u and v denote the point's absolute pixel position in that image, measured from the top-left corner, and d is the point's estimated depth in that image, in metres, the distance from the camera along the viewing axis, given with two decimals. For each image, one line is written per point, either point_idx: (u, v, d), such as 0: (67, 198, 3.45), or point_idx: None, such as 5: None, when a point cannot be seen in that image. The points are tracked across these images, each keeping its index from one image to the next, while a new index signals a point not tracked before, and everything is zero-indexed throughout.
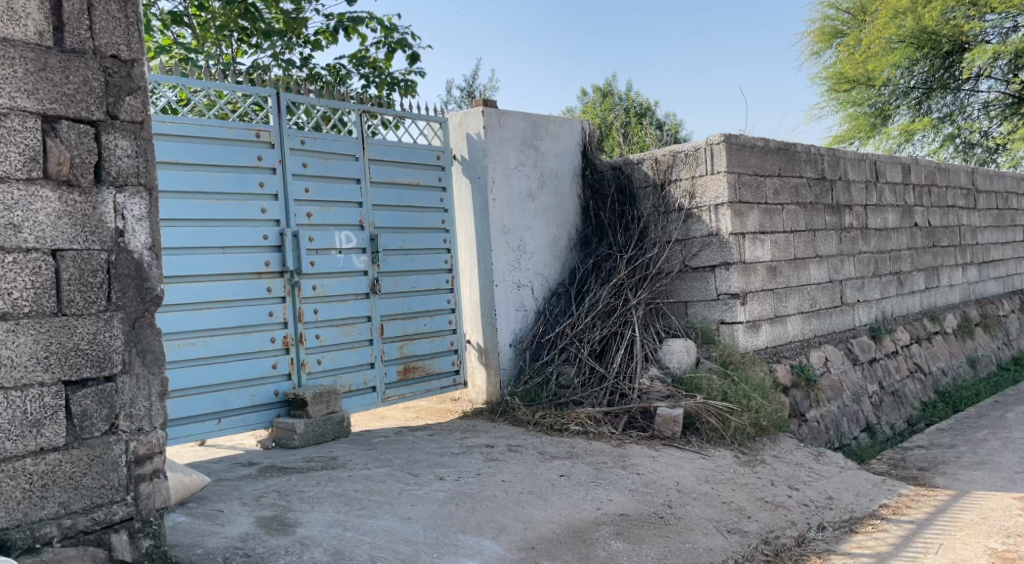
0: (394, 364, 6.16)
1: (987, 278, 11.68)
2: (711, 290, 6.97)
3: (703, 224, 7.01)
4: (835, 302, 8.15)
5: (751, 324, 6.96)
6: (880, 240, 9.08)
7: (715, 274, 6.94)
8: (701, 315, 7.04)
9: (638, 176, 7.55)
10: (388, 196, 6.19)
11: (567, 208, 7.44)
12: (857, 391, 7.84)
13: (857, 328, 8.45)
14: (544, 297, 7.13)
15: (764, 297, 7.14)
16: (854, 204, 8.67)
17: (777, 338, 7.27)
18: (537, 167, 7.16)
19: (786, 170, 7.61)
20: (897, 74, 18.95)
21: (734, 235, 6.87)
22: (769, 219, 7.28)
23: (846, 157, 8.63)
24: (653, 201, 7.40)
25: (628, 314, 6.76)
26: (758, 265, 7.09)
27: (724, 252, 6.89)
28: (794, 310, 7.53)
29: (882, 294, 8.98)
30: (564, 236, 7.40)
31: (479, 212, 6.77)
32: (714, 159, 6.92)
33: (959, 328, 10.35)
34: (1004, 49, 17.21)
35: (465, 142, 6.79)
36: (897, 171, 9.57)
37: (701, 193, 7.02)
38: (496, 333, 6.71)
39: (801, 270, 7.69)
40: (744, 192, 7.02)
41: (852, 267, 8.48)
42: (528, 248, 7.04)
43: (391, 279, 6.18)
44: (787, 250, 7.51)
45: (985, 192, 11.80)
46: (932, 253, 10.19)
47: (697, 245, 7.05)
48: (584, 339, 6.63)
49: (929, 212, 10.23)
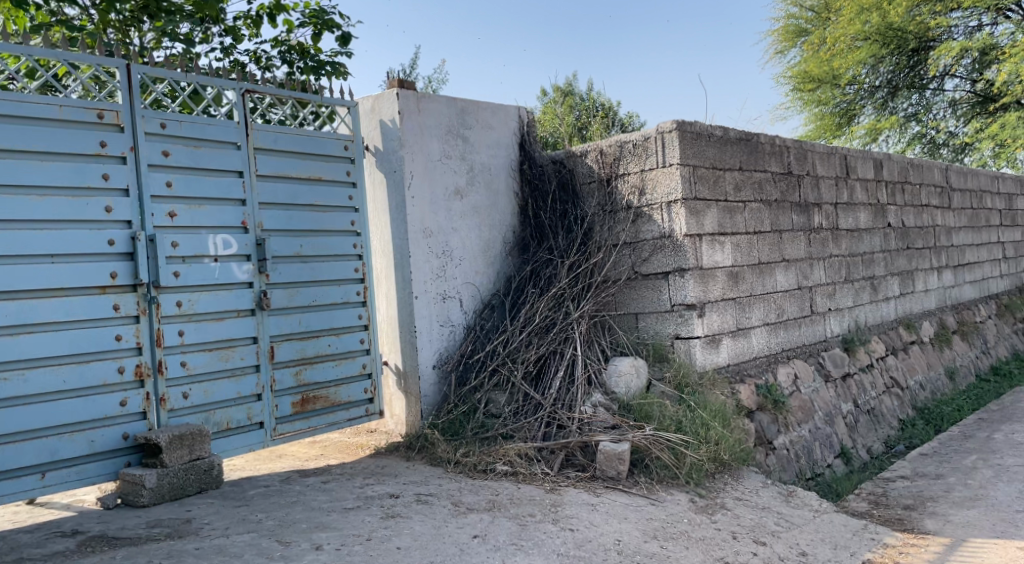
0: (288, 394, 5.19)
1: (963, 282, 10.96)
2: (666, 299, 6.06)
3: (655, 224, 6.12)
4: (805, 311, 7.30)
5: (709, 340, 6.07)
6: (852, 242, 8.26)
7: (669, 281, 6.05)
8: (654, 329, 6.13)
9: (582, 171, 6.61)
10: (280, 192, 5.21)
11: (502, 207, 6.49)
12: (830, 412, 7.00)
13: (828, 341, 7.62)
14: (475, 309, 6.18)
15: (725, 307, 6.27)
16: (824, 203, 7.85)
17: (740, 354, 6.40)
18: (465, 160, 6.22)
19: (748, 164, 6.75)
20: (864, 72, 18.27)
21: (690, 236, 5.99)
22: (730, 219, 6.42)
23: (815, 150, 7.80)
24: (599, 199, 6.47)
25: (569, 329, 5.82)
26: (717, 272, 6.22)
27: (678, 257, 6.01)
28: (759, 321, 6.66)
29: (855, 302, 8.17)
30: (499, 240, 6.46)
31: (396, 211, 5.81)
32: (665, 149, 6.03)
33: (936, 337, 9.60)
34: (970, 45, 16.59)
35: (379, 130, 5.83)
36: (869, 166, 8.78)
37: (651, 189, 6.13)
38: (417, 353, 5.74)
39: (766, 276, 6.83)
40: (702, 187, 6.14)
41: (822, 272, 7.65)
42: (455, 254, 6.08)
43: (284, 292, 5.20)
44: (751, 253, 6.64)
45: (959, 191, 11.08)
46: (906, 256, 9.41)
47: (648, 248, 6.16)
48: (519, 359, 5.68)
49: (903, 211, 9.45)
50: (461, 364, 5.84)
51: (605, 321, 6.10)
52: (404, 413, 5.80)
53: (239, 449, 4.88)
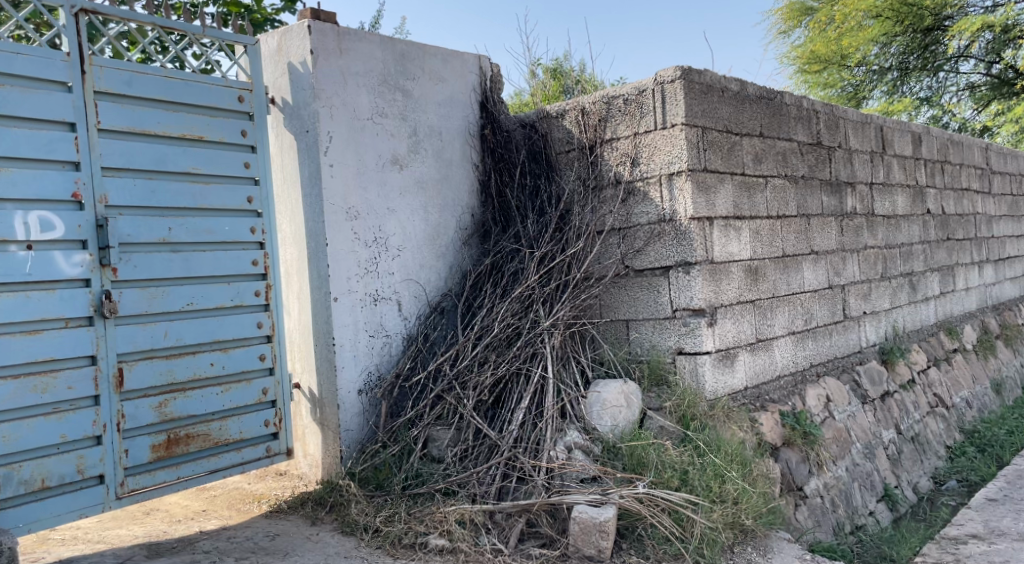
0: (145, 435, 3.73)
1: (1003, 279, 9.61)
2: (665, 303, 4.66)
3: (652, 204, 4.69)
4: (836, 316, 5.93)
5: (721, 355, 4.67)
6: (889, 231, 6.88)
7: (669, 277, 4.64)
8: (651, 341, 4.71)
9: (558, 135, 5.16)
10: (136, 154, 3.75)
11: (455, 183, 5.06)
12: (868, 442, 5.66)
13: (863, 352, 6.27)
14: (419, 315, 4.73)
15: (743, 313, 4.90)
16: (857, 181, 6.45)
17: (759, 372, 5.01)
18: (406, 121, 4.77)
19: (771, 131, 5.34)
20: (874, 51, 16.52)
21: (697, 219, 4.58)
22: (748, 199, 5.01)
23: (847, 118, 6.38)
24: (580, 172, 5.03)
25: (537, 343, 4.37)
26: (732, 267, 4.83)
27: (682, 248, 4.59)
28: (784, 328, 5.30)
29: (892, 303, 6.79)
30: (452, 225, 5.02)
31: (309, 184, 4.33)
32: (666, 104, 4.59)
33: (979, 343, 8.26)
34: (992, 22, 14.80)
35: (286, 77, 4.36)
36: (907, 140, 7.37)
37: (646, 159, 4.70)
38: (337, 373, 4.25)
39: (792, 272, 5.45)
40: (714, 157, 4.72)
41: (855, 267, 6.27)
42: (391, 243, 4.63)
43: (141, 294, 3.74)
44: (774, 243, 5.25)
45: (999, 174, 9.71)
46: (946, 248, 8.03)
47: (643, 236, 4.74)
48: (470, 383, 4.22)
49: (942, 196, 8.06)
50: (395, 389, 4.37)
51: (589, 330, 4.65)
52: (318, 451, 4.32)
53: (63, 515, 3.48)
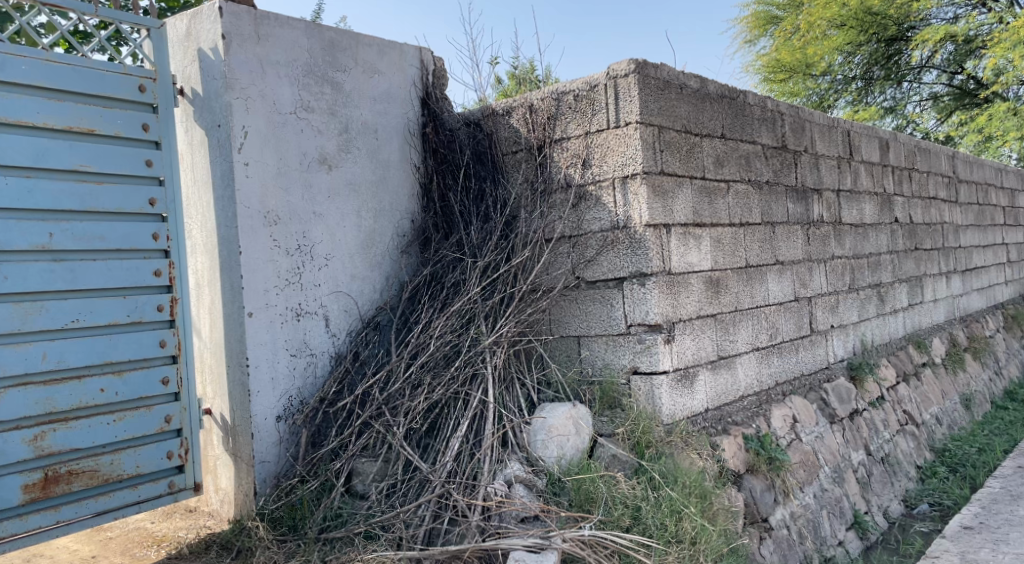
0: (16, 473, 3.27)
1: (971, 289, 9.39)
2: (619, 318, 4.27)
3: (605, 209, 4.29)
4: (803, 331, 5.61)
5: (680, 375, 4.29)
6: (857, 240, 6.57)
7: (623, 290, 4.25)
8: (604, 360, 4.30)
9: (504, 134, 4.69)
10: (8, 149, 3.28)
11: (391, 187, 4.61)
12: (837, 465, 5.34)
13: (831, 369, 5.96)
14: (350, 331, 4.26)
15: (703, 328, 4.53)
16: (824, 188, 6.12)
17: (721, 393, 4.64)
18: (336, 116, 4.31)
19: (733, 133, 4.99)
20: (838, 60, 16.22)
21: (653, 226, 4.19)
22: (708, 204, 4.65)
23: (813, 121, 6.05)
24: (527, 173, 4.57)
25: (477, 364, 3.92)
26: (692, 279, 4.46)
27: (636, 258, 4.20)
28: (747, 344, 4.96)
29: (860, 316, 6.48)
30: (388, 232, 4.57)
31: (221, 185, 3.85)
32: (619, 100, 4.19)
33: (948, 357, 8.01)
34: (955, 32, 14.65)
35: (196, 65, 3.89)
36: (874, 145, 7.07)
37: (598, 160, 4.29)
38: (251, 398, 3.77)
39: (756, 284, 5.10)
40: (671, 159, 4.35)
41: (822, 278, 5.94)
42: (317, 251, 4.16)
43: (13, 310, 3.28)
44: (736, 252, 4.90)
45: (965, 182, 9.49)
46: (914, 258, 7.76)
47: (595, 244, 4.33)
48: (401, 409, 3.76)
49: (910, 204, 7.79)
50: (318, 416, 3.89)
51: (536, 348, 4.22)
52: (231, 486, 3.83)
53: None
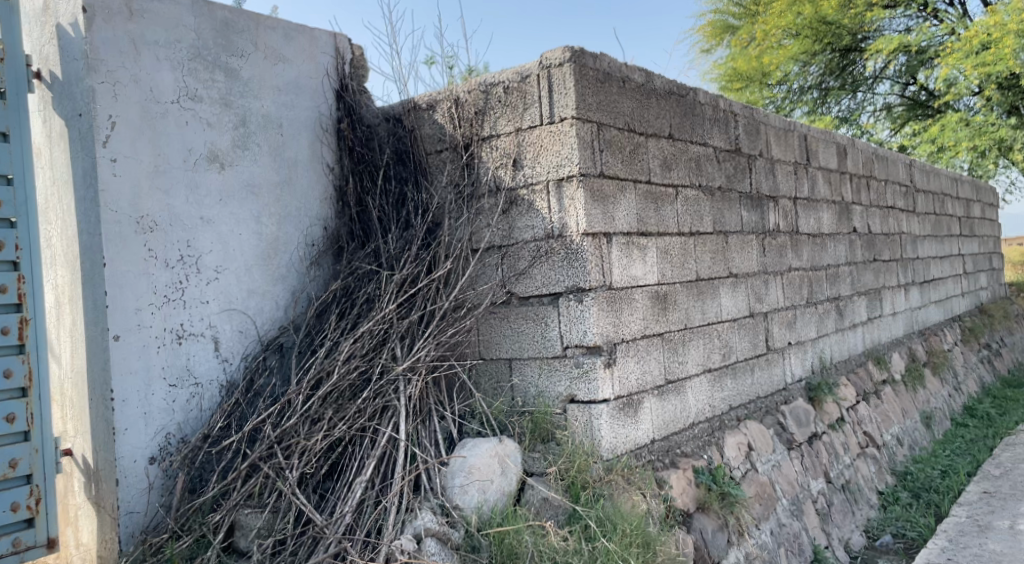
0: None
1: (929, 302, 9.11)
2: (554, 339, 3.77)
3: (538, 215, 3.79)
4: (758, 349, 5.18)
5: (623, 403, 3.81)
6: (814, 251, 6.18)
7: (558, 307, 3.75)
8: (537, 388, 3.80)
9: (427, 131, 4.13)
10: None
11: (299, 189, 4.04)
12: (795, 496, 4.92)
13: (789, 389, 5.54)
14: (246, 355, 3.69)
15: (650, 350, 4.07)
16: (780, 195, 5.71)
17: (669, 421, 4.18)
18: (231, 107, 3.74)
19: (682, 133, 4.54)
20: (794, 70, 16.03)
21: (592, 235, 3.71)
22: (655, 211, 4.20)
23: (769, 123, 5.63)
24: (453, 173, 4.00)
25: (387, 395, 3.38)
26: (636, 295, 4.00)
27: (572, 270, 3.72)
28: (697, 366, 4.51)
29: (818, 332, 6.09)
30: (296, 240, 3.99)
31: (83, 185, 3.29)
32: (553, 93, 3.70)
33: (907, 374, 7.69)
34: (907, 43, 14.39)
35: (55, 43, 3.34)
36: (832, 152, 6.70)
37: (530, 160, 3.79)
38: (116, 437, 3.21)
39: (707, 299, 4.66)
40: (612, 160, 3.88)
41: (779, 292, 5.53)
42: (204, 263, 3.58)
43: None
44: (685, 265, 4.46)
45: (923, 192, 9.21)
46: (873, 270, 7.41)
47: (527, 255, 3.82)
48: (296, 449, 3.21)
49: (868, 214, 7.44)
50: (199, 457, 3.32)
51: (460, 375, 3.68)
52: (92, 541, 3.28)
53: None
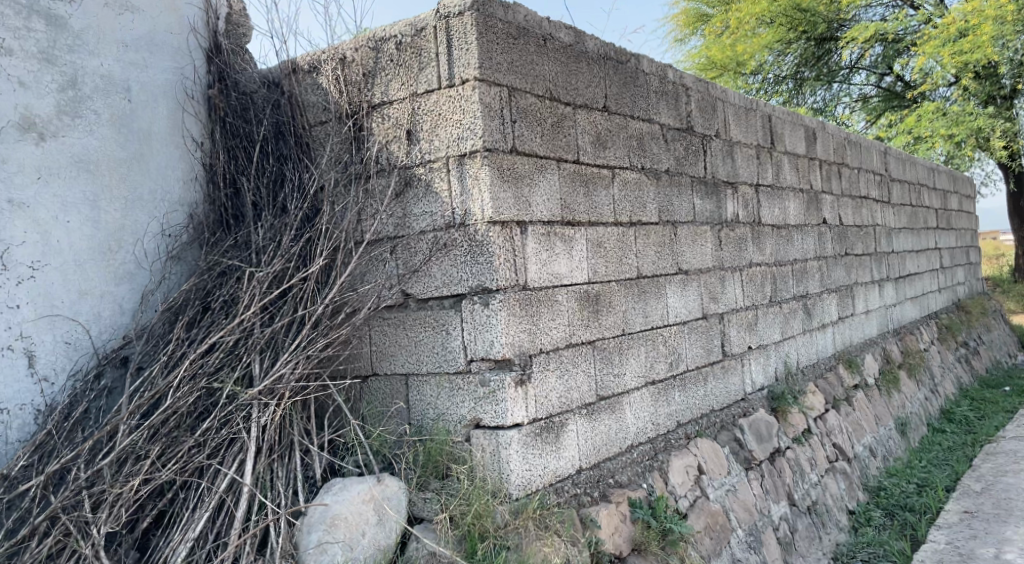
0: None
1: (904, 299, 8.54)
2: (456, 350, 3.09)
3: (436, 199, 3.10)
4: (712, 355, 4.55)
5: (540, 427, 3.15)
6: (779, 244, 5.56)
7: (461, 312, 3.07)
8: (436, 410, 3.12)
9: (309, 98, 3.40)
10: None
11: (153, 167, 3.32)
12: (752, 525, 4.30)
13: (748, 400, 4.92)
14: (73, 373, 3.01)
15: (576, 361, 3.42)
16: (739, 181, 5.07)
17: (601, 446, 3.52)
18: (54, 64, 3.04)
19: (619, 107, 3.89)
20: (769, 59, 15.20)
21: (501, 223, 3.04)
22: (584, 195, 3.57)
23: (726, 101, 5.00)
24: (333, 149, 3.26)
25: (234, 426, 2.67)
26: (559, 297, 3.34)
27: (476, 266, 3.04)
28: (638, 377, 3.86)
29: (783, 334, 5.47)
30: (149, 230, 3.28)
31: None
32: (452, 48, 3.01)
33: (881, 377, 7.11)
34: (882, 30, 13.82)
35: None
36: (799, 135, 6.08)
37: (427, 131, 3.09)
38: None
39: (651, 300, 4.02)
40: (529, 133, 3.21)
41: (737, 290, 4.90)
42: (13, 257, 2.90)
43: None
44: (622, 261, 3.83)
45: (898, 182, 8.64)
46: (845, 265, 6.81)
47: (424, 249, 3.13)
48: (106, 497, 2.51)
49: (840, 204, 6.83)
50: None
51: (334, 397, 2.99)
52: None
53: None
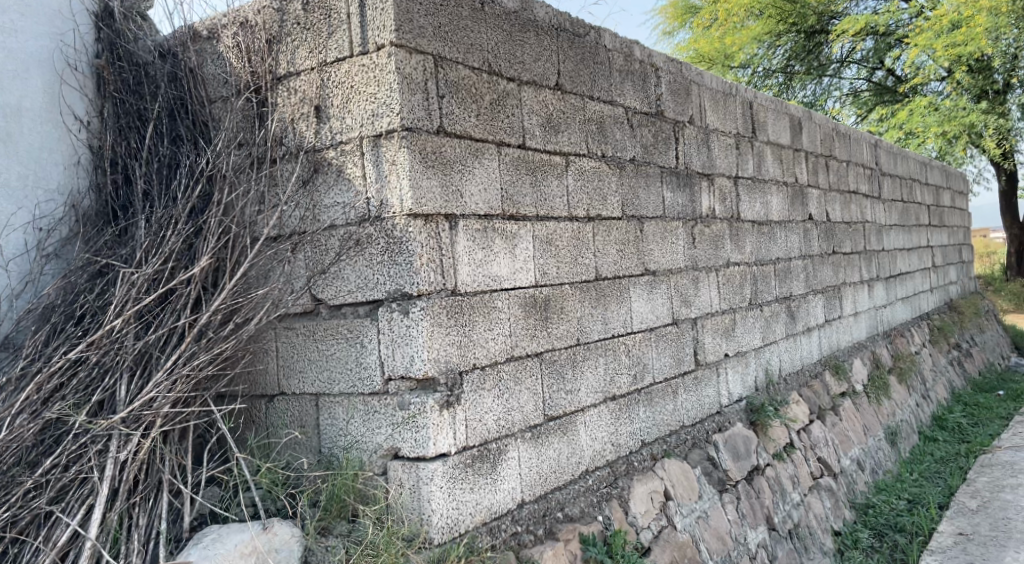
0: None
1: (895, 299, 8.12)
2: (372, 367, 2.62)
3: (348, 187, 2.62)
4: (683, 365, 4.10)
5: (472, 456, 2.68)
6: (760, 242, 5.11)
7: (378, 322, 2.60)
8: (349, 437, 2.65)
9: (211, 70, 2.92)
10: None
11: (23, 148, 2.83)
12: (725, 556, 3.87)
13: (725, 413, 4.47)
14: None
15: (519, 377, 2.96)
16: (716, 172, 4.62)
17: (549, 474, 3.07)
18: None
19: (575, 85, 3.42)
20: (759, 51, 14.71)
21: (424, 217, 2.56)
22: (531, 186, 3.10)
23: (702, 84, 4.54)
24: (232, 127, 2.76)
25: (82, 464, 2.22)
26: (499, 303, 2.88)
27: (395, 268, 2.57)
28: (596, 393, 3.40)
29: (764, 339, 5.02)
30: (14, 222, 2.79)
31: None
32: (365, 8, 2.54)
33: (870, 384, 6.68)
34: (875, 21, 13.35)
35: None
36: (783, 125, 5.63)
37: (338, 107, 2.61)
38: None
39: (611, 305, 3.57)
40: (461, 111, 2.74)
41: (713, 292, 4.45)
42: None
43: None
44: (578, 260, 3.37)
45: (889, 176, 8.21)
46: (832, 264, 6.37)
47: (334, 247, 2.65)
48: None
49: (827, 199, 6.39)
50: None
51: (218, 424, 2.51)
52: None
53: None
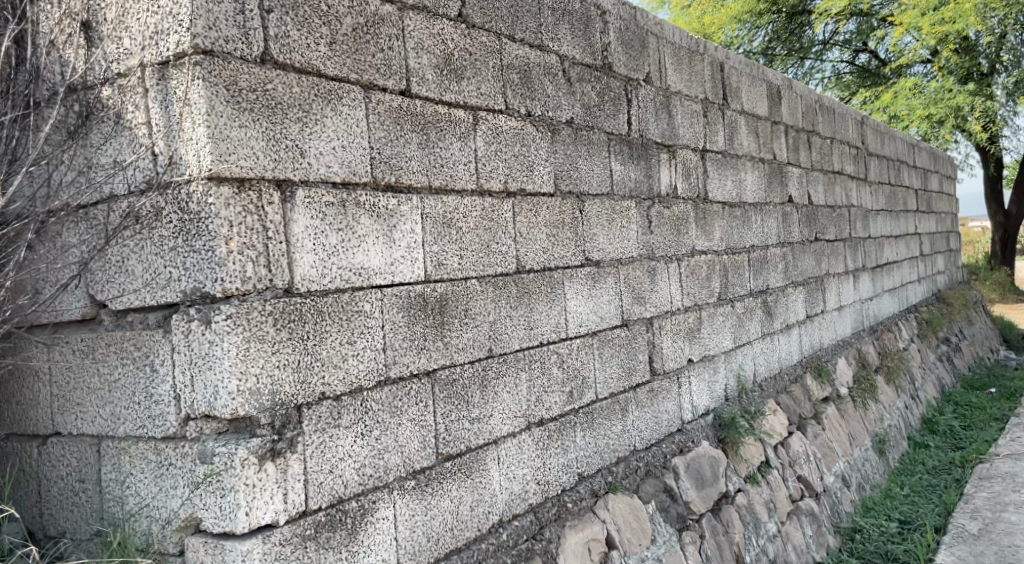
0: None
1: (881, 291, 7.40)
2: (167, 399, 1.82)
3: (126, 138, 1.84)
4: (635, 376, 3.33)
5: (316, 525, 1.90)
6: (732, 226, 4.34)
7: (172, 337, 1.80)
8: (137, 498, 1.86)
9: None
10: None
11: None
12: None
13: (688, 430, 3.70)
14: None
15: (397, 407, 2.17)
16: (679, 142, 3.84)
17: (445, 533, 2.29)
18: None
19: (487, 20, 2.63)
20: (740, 31, 13.92)
21: (231, 182, 1.77)
22: (419, 147, 2.30)
23: (662, 36, 3.76)
24: None
25: None
26: (366, 306, 2.08)
27: (193, 257, 1.77)
28: (515, 419, 2.62)
29: (736, 340, 4.26)
30: None
31: None
32: None
33: (856, 387, 5.96)
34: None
35: None
36: (760, 92, 4.86)
37: (112, 24, 1.85)
38: None
39: (538, 307, 2.78)
40: (303, 35, 1.94)
41: (674, 285, 3.68)
42: None
43: None
44: (490, 248, 2.58)
45: (876, 157, 7.47)
46: (815, 252, 5.62)
47: (113, 229, 1.85)
48: None
49: (809, 178, 5.63)
50: None
51: None
52: None
53: None
